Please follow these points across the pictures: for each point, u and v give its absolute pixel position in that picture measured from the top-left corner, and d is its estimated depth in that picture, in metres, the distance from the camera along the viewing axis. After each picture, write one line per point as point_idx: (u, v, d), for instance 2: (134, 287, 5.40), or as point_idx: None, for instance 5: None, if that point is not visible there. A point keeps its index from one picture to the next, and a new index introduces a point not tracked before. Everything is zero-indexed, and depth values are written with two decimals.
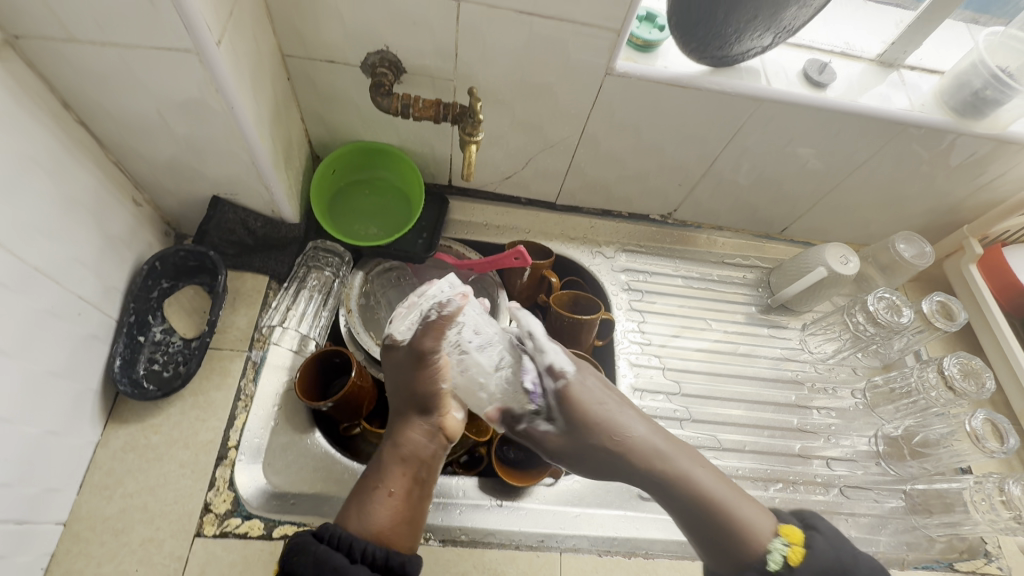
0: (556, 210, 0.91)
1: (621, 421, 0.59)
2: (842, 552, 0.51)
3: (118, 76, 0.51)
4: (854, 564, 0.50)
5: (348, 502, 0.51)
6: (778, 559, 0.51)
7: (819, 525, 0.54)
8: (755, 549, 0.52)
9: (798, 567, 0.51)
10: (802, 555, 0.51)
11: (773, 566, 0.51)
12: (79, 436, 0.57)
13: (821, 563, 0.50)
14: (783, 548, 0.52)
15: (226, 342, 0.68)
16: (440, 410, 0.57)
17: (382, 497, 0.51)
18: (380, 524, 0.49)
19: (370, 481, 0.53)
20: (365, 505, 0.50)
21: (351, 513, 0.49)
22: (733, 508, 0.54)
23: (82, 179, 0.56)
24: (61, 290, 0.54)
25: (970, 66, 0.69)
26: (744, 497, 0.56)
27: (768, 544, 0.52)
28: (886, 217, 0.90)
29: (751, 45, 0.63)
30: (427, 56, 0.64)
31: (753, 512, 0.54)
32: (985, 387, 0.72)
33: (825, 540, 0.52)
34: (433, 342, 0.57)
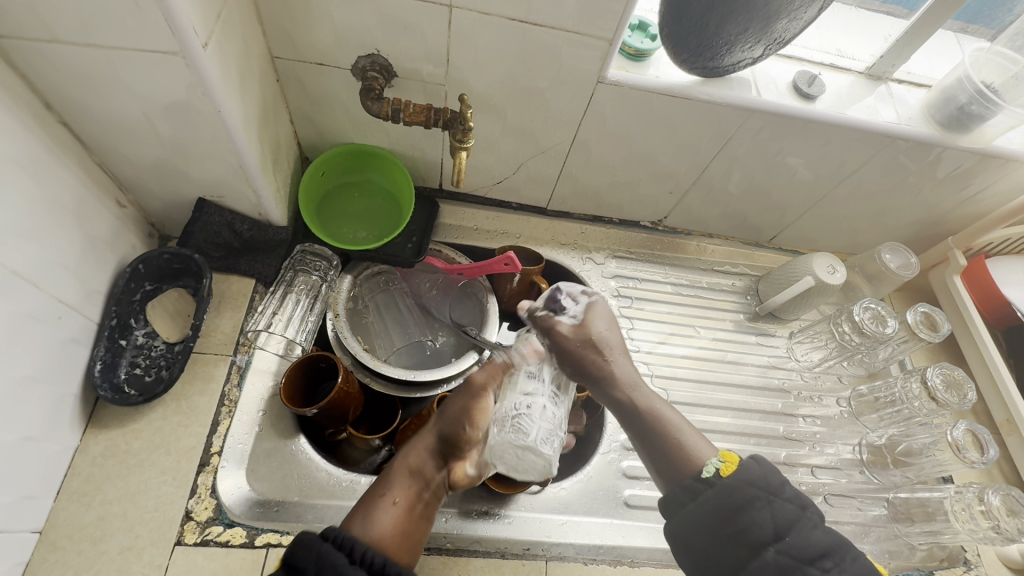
0: (546, 216, 0.91)
1: (610, 346, 0.59)
2: (773, 477, 0.51)
3: (102, 77, 0.50)
4: (784, 489, 0.50)
5: (355, 509, 0.53)
6: (711, 470, 0.51)
7: (758, 455, 0.53)
8: (692, 467, 0.53)
9: (728, 479, 0.50)
10: (733, 469, 0.51)
11: (706, 475, 0.51)
12: (58, 442, 0.56)
13: (750, 478, 0.50)
14: (717, 462, 0.52)
15: (210, 347, 0.67)
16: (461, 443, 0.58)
17: (386, 505, 0.52)
18: (383, 531, 0.50)
19: (379, 488, 0.54)
20: (371, 512, 0.51)
21: (356, 516, 0.51)
22: (682, 436, 0.55)
23: (64, 180, 0.55)
24: (41, 294, 0.53)
25: (955, 81, 0.70)
26: (694, 429, 0.56)
27: (706, 461, 0.52)
28: (873, 228, 0.91)
29: (742, 57, 0.63)
30: (419, 61, 0.64)
31: (700, 442, 0.55)
32: (967, 397, 0.73)
33: (759, 465, 0.51)
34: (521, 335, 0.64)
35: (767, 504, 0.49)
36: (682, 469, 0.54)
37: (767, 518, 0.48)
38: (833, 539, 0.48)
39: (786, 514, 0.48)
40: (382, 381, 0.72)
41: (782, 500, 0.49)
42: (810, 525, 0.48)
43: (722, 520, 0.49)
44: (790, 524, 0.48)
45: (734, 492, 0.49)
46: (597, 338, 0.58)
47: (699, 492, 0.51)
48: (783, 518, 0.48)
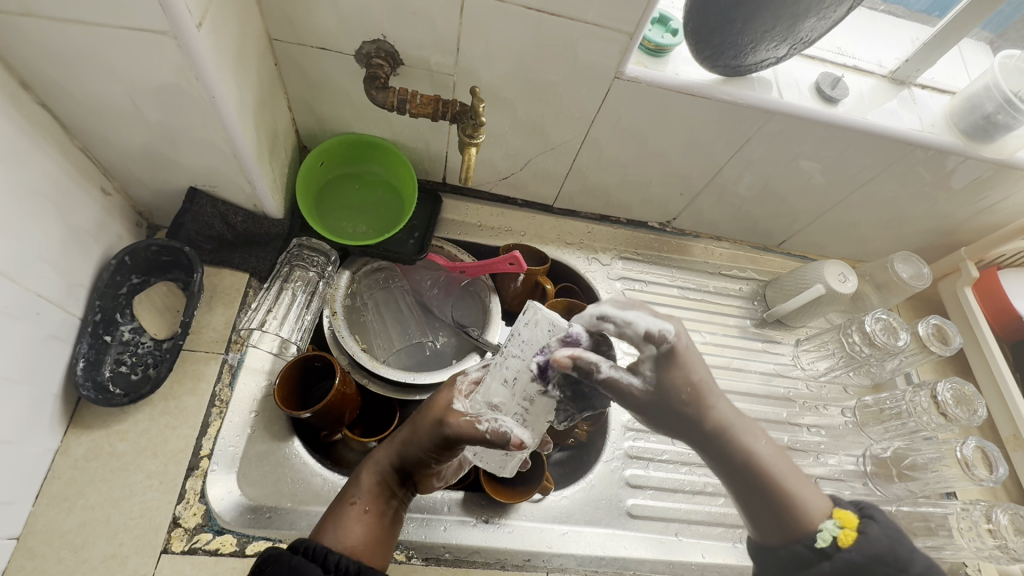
0: (553, 213, 0.88)
1: (712, 390, 0.54)
2: (901, 546, 0.45)
3: (84, 57, 0.46)
4: (916, 562, 0.45)
5: (324, 517, 0.50)
6: (828, 538, 0.46)
7: (875, 514, 0.48)
8: (807, 527, 0.48)
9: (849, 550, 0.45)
10: (854, 538, 0.46)
11: (822, 544, 0.46)
12: (37, 444, 0.53)
13: (877, 550, 0.44)
14: (835, 529, 0.47)
15: (201, 344, 0.64)
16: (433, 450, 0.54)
17: (357, 514, 0.50)
18: (354, 540, 0.48)
19: (347, 494, 0.51)
20: (341, 521, 0.49)
21: (326, 527, 0.48)
22: (790, 485, 0.50)
23: (44, 166, 0.51)
24: (18, 288, 0.49)
25: (982, 89, 0.68)
26: (801, 479, 0.52)
27: (820, 523, 0.47)
28: (885, 236, 0.89)
29: (766, 56, 0.61)
30: (427, 48, 0.60)
31: (813, 495, 0.50)
32: (977, 414, 0.71)
33: (884, 528, 0.46)
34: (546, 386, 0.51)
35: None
36: (790, 525, 0.49)
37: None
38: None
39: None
40: (380, 382, 0.69)
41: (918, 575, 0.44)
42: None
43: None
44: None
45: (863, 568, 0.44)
46: (700, 385, 0.53)
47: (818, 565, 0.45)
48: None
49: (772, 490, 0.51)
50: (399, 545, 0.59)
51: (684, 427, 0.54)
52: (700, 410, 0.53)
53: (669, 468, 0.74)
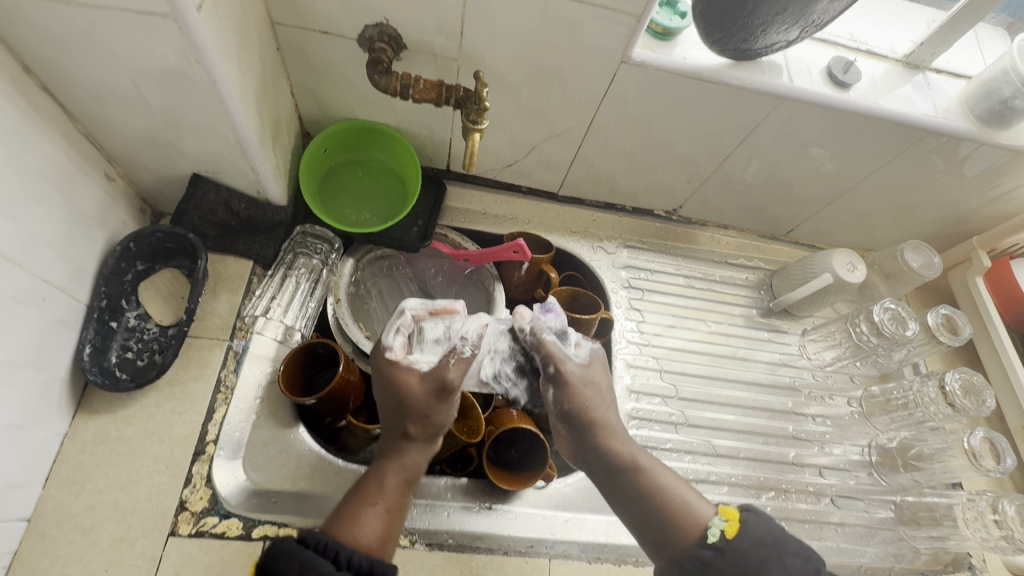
0: (557, 201, 0.87)
1: (611, 428, 0.58)
2: (775, 529, 0.52)
3: (84, 40, 0.45)
4: (786, 541, 0.51)
5: (338, 511, 0.50)
6: (716, 533, 0.52)
7: (754, 507, 0.54)
8: (694, 532, 0.52)
9: (734, 541, 0.51)
10: (737, 530, 0.51)
11: (713, 541, 0.51)
12: (45, 428, 0.54)
13: (759, 536, 0.51)
14: (721, 523, 0.52)
15: (206, 330, 0.64)
16: (439, 438, 0.56)
17: (372, 509, 0.50)
18: (370, 537, 0.48)
19: (363, 491, 0.52)
20: (357, 516, 0.49)
21: (341, 522, 0.49)
22: (677, 496, 0.55)
23: (48, 152, 0.51)
24: (25, 274, 0.49)
25: (999, 73, 0.67)
26: (687, 488, 0.56)
27: (709, 522, 0.53)
28: (894, 224, 0.88)
29: (777, 39, 0.59)
30: (430, 32, 0.59)
31: (698, 502, 0.55)
32: (986, 404, 0.72)
33: (760, 518, 0.52)
34: (456, 373, 0.55)
35: (779, 563, 0.49)
36: (681, 533, 0.53)
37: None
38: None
39: (798, 568, 0.50)
40: None
41: (791, 553, 0.50)
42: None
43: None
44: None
45: (746, 556, 0.50)
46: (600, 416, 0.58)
47: (710, 560, 0.51)
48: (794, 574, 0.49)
49: (660, 506, 0.54)
50: (403, 530, 0.60)
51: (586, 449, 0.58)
52: (603, 443, 0.57)
53: (672, 457, 0.75)
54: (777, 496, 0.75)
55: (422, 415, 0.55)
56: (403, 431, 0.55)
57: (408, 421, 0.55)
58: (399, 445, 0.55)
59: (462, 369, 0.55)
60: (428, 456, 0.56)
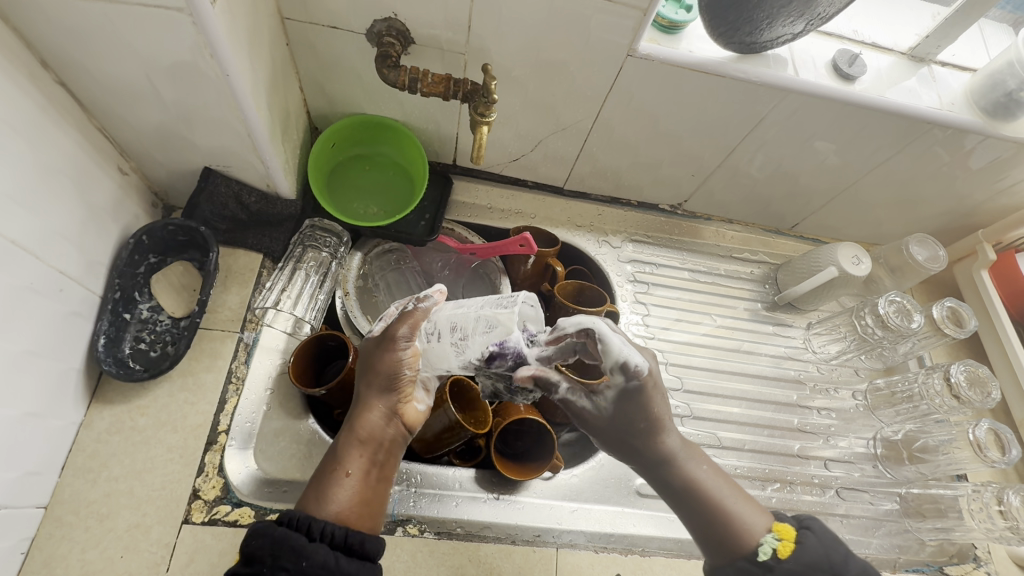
0: (563, 196, 0.88)
1: (666, 427, 0.56)
2: (835, 551, 0.48)
3: (101, 35, 0.46)
4: (845, 565, 0.48)
5: (308, 487, 0.48)
6: (768, 551, 0.49)
7: (814, 525, 0.51)
8: (747, 545, 0.50)
9: (786, 561, 0.48)
10: (792, 550, 0.48)
11: (763, 558, 0.49)
12: (62, 417, 0.55)
13: (813, 559, 0.48)
14: (773, 541, 0.49)
15: (217, 322, 0.65)
16: (401, 392, 0.53)
17: (338, 479, 0.48)
18: (339, 505, 0.46)
19: (327, 462, 0.49)
20: (323, 488, 0.47)
21: (309, 498, 0.47)
22: (728, 503, 0.52)
23: (64, 146, 0.52)
24: (43, 265, 0.50)
25: (1005, 65, 0.67)
26: (742, 497, 0.53)
27: (762, 538, 0.50)
28: (899, 218, 0.88)
29: (783, 32, 0.59)
30: (438, 26, 0.60)
31: (753, 514, 0.51)
32: (991, 396, 0.72)
33: (818, 538, 0.49)
34: (407, 328, 0.53)
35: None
36: (734, 544, 0.50)
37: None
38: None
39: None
40: None
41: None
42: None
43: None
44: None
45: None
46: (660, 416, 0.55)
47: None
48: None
49: (711, 512, 0.52)
50: (412, 518, 0.61)
51: (642, 451, 0.56)
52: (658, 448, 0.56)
53: None
54: (782, 488, 0.75)
55: (373, 372, 0.53)
56: (367, 397, 0.53)
57: (369, 386, 0.53)
58: (361, 410, 0.52)
59: (411, 327, 0.53)
60: (397, 416, 0.53)
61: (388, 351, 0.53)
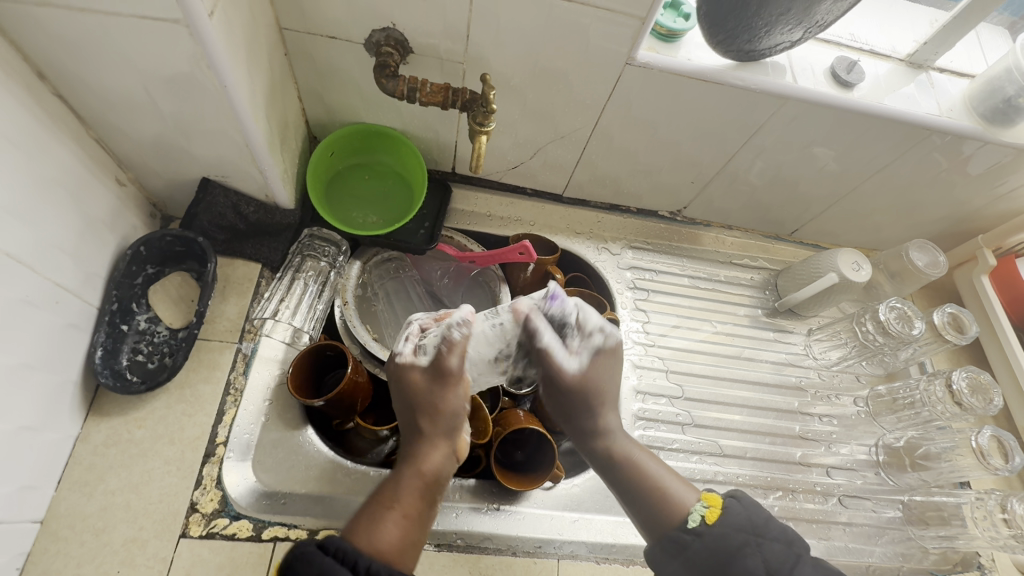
0: (562, 203, 0.87)
1: (605, 401, 0.58)
2: (756, 516, 0.53)
3: (98, 47, 0.46)
4: (764, 527, 0.52)
5: (358, 516, 0.48)
6: (697, 518, 0.53)
7: (739, 494, 0.55)
8: (675, 516, 0.53)
9: (714, 526, 0.52)
10: (718, 516, 0.53)
11: (691, 525, 0.52)
12: (58, 430, 0.54)
13: (737, 524, 0.52)
14: (702, 508, 0.53)
15: (215, 333, 0.65)
16: (460, 436, 0.54)
17: (393, 516, 0.47)
18: (389, 544, 0.46)
19: (383, 495, 0.49)
20: (378, 521, 0.47)
21: (361, 527, 0.46)
22: (661, 479, 0.56)
23: (61, 157, 0.52)
24: (39, 277, 0.50)
25: (1003, 72, 0.67)
26: (677, 477, 0.57)
27: (690, 508, 0.54)
28: (900, 223, 0.88)
29: (781, 39, 0.59)
30: (436, 36, 0.60)
31: (682, 488, 0.56)
32: (993, 402, 0.71)
33: (741, 504, 0.53)
34: (456, 359, 0.54)
35: (756, 548, 0.51)
36: (662, 516, 0.54)
37: (758, 562, 0.50)
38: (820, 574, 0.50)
39: (775, 554, 0.51)
40: None
41: (769, 539, 0.51)
42: (798, 564, 0.50)
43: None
44: (781, 566, 0.50)
45: (724, 541, 0.51)
46: (602, 388, 0.58)
47: (689, 544, 0.52)
48: (771, 559, 0.50)
49: (644, 487, 0.56)
50: None
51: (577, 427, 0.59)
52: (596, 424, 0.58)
53: (679, 457, 0.75)
54: (784, 496, 0.75)
55: (435, 412, 0.53)
56: (429, 437, 0.53)
57: (433, 426, 0.53)
58: (422, 447, 0.52)
59: (457, 356, 0.54)
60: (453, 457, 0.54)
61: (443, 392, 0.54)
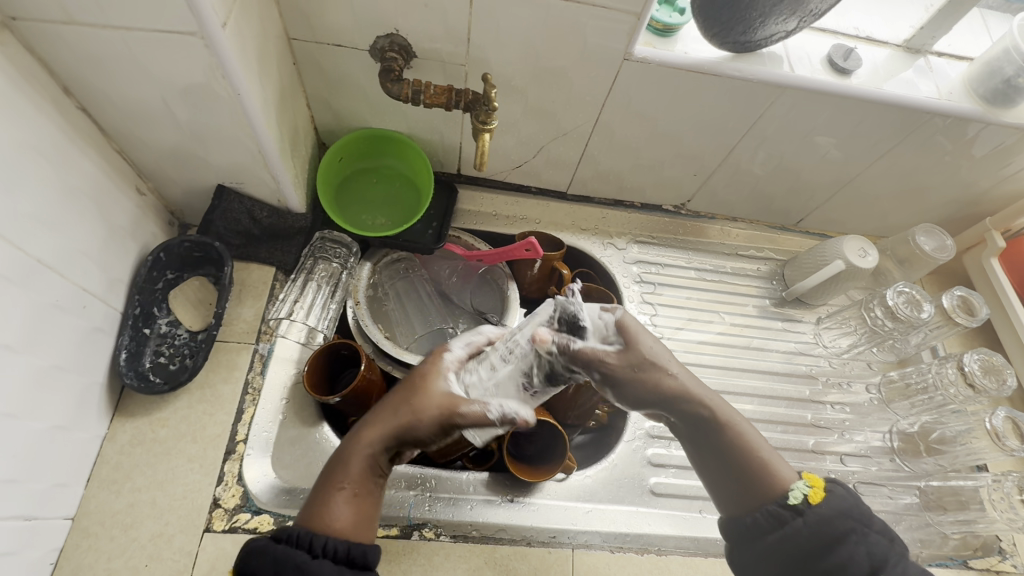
0: (567, 200, 0.89)
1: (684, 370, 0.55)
2: (861, 504, 0.49)
3: (120, 61, 0.49)
4: (872, 519, 0.48)
5: (311, 498, 0.47)
6: (799, 496, 0.49)
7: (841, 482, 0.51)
8: (775, 490, 0.50)
9: (819, 507, 0.48)
10: (822, 496, 0.48)
11: (793, 502, 0.49)
12: (86, 430, 0.56)
13: (841, 508, 0.48)
14: (805, 487, 0.49)
15: (232, 335, 0.67)
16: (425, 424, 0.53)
17: (346, 495, 0.47)
18: (341, 524, 0.46)
19: (335, 474, 0.48)
20: (330, 504, 0.46)
21: (313, 510, 0.46)
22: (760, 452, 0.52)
23: (85, 168, 0.55)
24: (67, 283, 0.53)
25: (1001, 53, 0.67)
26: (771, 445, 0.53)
27: (791, 483, 0.50)
28: (906, 209, 0.88)
29: (776, 29, 0.60)
30: (438, 40, 0.62)
31: (781, 462, 0.52)
32: (1007, 383, 0.71)
33: (846, 490, 0.50)
34: (472, 413, 0.49)
35: (862, 536, 0.47)
36: (759, 486, 0.51)
37: (863, 553, 0.46)
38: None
39: (878, 547, 0.47)
40: (404, 369, 0.71)
41: (876, 532, 0.48)
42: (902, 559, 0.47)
43: (807, 555, 0.47)
44: (885, 561, 0.46)
45: (829, 523, 0.47)
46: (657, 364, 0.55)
47: (788, 522, 0.48)
48: (876, 551, 0.46)
49: (733, 454, 0.53)
50: (428, 523, 0.61)
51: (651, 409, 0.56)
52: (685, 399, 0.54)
53: None
54: None
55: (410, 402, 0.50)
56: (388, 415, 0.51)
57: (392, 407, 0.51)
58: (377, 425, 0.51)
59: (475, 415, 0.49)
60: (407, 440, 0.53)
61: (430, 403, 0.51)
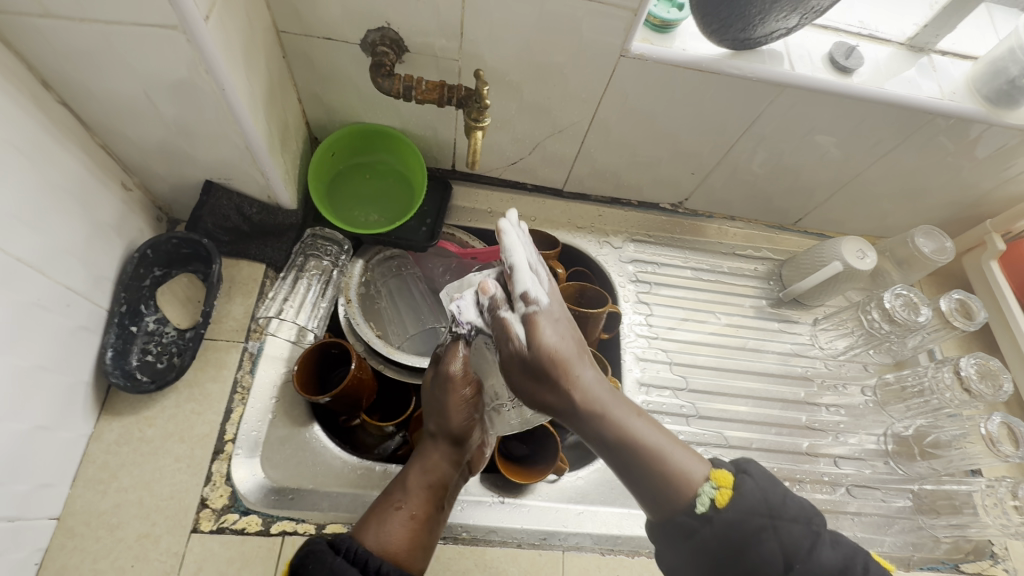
0: (563, 198, 0.88)
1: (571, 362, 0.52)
2: (772, 497, 0.49)
3: (101, 56, 0.47)
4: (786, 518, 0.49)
5: (368, 517, 0.53)
6: (706, 502, 0.49)
7: (750, 469, 0.51)
8: (686, 494, 0.50)
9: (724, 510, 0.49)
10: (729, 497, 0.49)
11: (702, 510, 0.49)
12: (72, 429, 0.56)
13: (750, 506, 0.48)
14: (711, 490, 0.50)
15: (222, 333, 0.66)
16: (465, 444, 0.58)
17: (403, 518, 0.52)
18: (396, 544, 0.50)
19: (394, 498, 0.54)
20: (387, 523, 0.51)
21: (372, 529, 0.51)
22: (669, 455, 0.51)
23: (68, 163, 0.54)
24: (49, 281, 0.52)
25: (1006, 53, 0.66)
26: (679, 444, 0.53)
27: (699, 488, 0.50)
28: (906, 210, 0.87)
29: (776, 27, 0.59)
30: (430, 34, 0.61)
31: (690, 461, 0.52)
32: (1003, 389, 0.71)
33: (756, 484, 0.50)
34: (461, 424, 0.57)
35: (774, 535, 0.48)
36: (672, 490, 0.50)
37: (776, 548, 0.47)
38: (843, 555, 0.48)
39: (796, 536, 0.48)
40: (395, 368, 0.70)
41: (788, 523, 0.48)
42: (820, 545, 0.48)
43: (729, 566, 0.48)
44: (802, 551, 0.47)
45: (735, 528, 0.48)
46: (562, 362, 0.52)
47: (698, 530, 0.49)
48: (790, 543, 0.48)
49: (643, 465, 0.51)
50: None
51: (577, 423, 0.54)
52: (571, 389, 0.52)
53: None
54: (792, 486, 0.74)
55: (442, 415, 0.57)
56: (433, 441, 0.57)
57: (433, 431, 0.58)
58: (429, 449, 0.57)
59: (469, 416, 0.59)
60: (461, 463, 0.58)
61: (462, 414, 0.57)
